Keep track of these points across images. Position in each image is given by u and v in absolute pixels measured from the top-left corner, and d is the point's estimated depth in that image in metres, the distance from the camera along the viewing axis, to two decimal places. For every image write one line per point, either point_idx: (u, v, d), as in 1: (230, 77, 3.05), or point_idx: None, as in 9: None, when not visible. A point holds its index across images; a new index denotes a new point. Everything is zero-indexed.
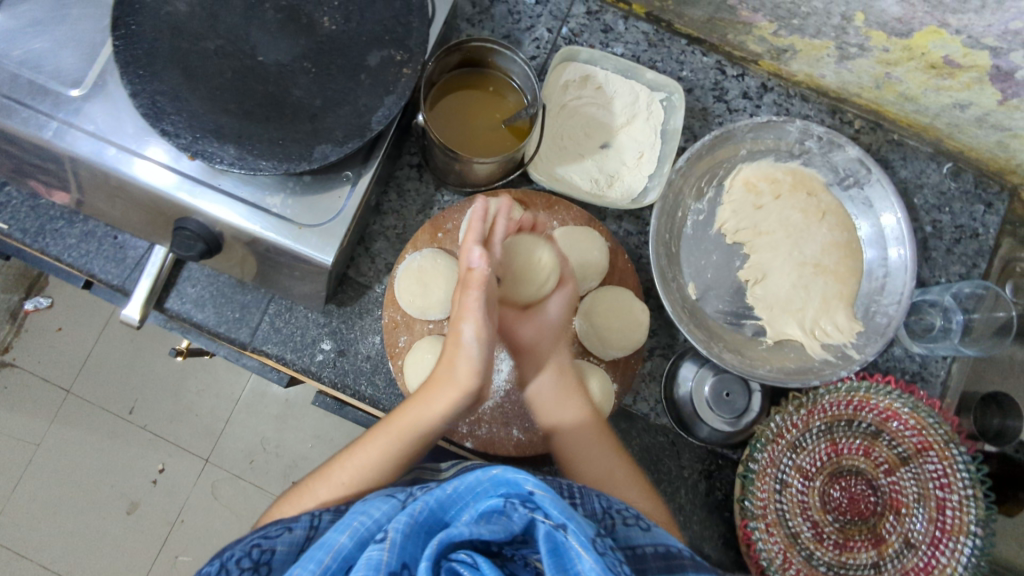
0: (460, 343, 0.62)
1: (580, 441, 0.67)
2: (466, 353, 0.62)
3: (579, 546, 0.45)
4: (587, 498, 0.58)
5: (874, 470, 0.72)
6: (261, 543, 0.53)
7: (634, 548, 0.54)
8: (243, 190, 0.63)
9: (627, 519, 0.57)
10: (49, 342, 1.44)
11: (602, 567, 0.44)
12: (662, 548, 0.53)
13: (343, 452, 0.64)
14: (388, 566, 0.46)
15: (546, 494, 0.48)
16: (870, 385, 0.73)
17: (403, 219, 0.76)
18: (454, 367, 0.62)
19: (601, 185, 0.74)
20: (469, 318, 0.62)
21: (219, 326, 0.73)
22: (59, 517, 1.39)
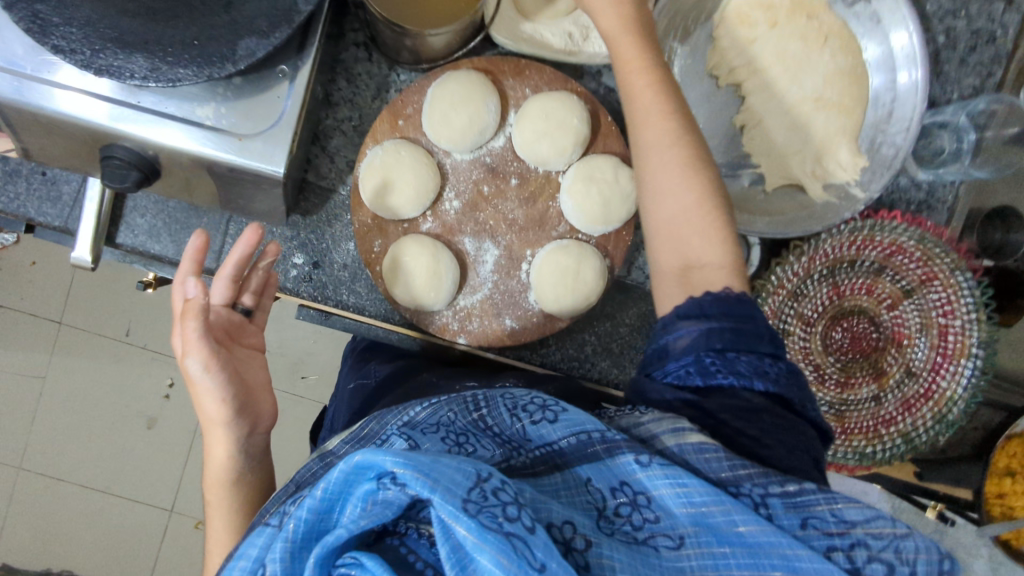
0: (193, 380, 0.53)
1: (662, 165, 0.55)
2: (203, 387, 0.53)
3: (449, 518, 0.37)
4: (494, 404, 0.50)
5: (877, 307, 0.71)
6: None
7: (552, 445, 0.47)
8: (168, 106, 0.55)
9: (536, 414, 0.49)
10: (26, 278, 1.40)
11: (477, 531, 0.36)
12: (580, 437, 0.46)
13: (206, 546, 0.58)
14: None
15: (407, 470, 0.38)
16: (874, 223, 0.71)
17: (358, 109, 0.68)
18: (203, 407, 0.54)
19: (576, 37, 0.65)
20: (189, 350, 0.52)
21: (181, 255, 0.68)
22: (85, 440, 1.42)
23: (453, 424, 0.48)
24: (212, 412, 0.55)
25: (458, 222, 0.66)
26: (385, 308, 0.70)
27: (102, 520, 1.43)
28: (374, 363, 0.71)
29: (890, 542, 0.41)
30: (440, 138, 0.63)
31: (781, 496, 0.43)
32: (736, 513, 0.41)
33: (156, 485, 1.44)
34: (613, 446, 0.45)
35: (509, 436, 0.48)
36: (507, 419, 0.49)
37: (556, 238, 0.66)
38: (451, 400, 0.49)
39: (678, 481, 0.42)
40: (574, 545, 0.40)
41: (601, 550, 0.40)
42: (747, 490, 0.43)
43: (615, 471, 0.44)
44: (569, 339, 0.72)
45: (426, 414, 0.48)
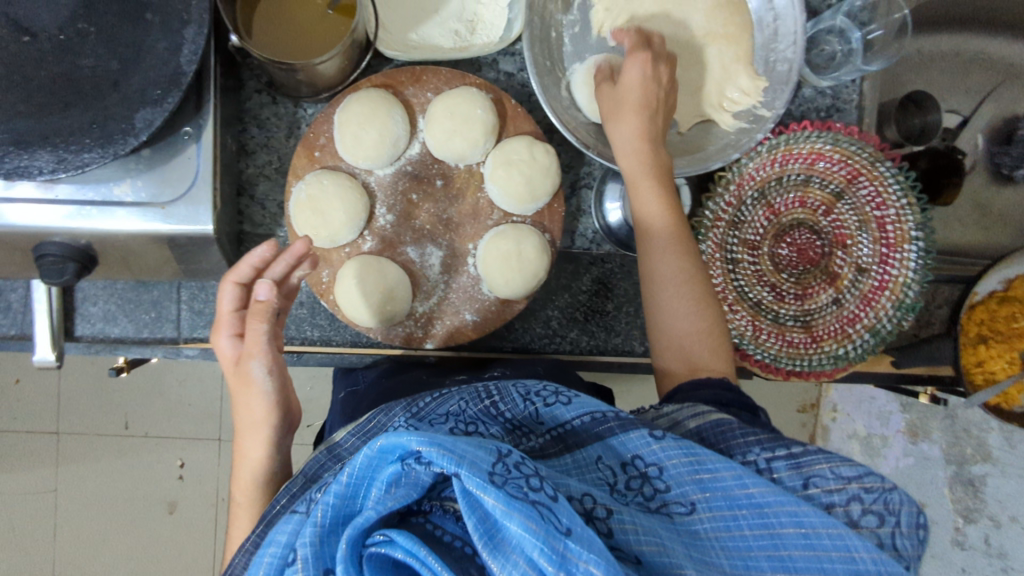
0: (250, 383, 0.58)
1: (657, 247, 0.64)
2: (258, 391, 0.58)
3: (478, 489, 0.38)
4: (505, 392, 0.52)
5: (814, 215, 0.73)
6: None
7: (566, 426, 0.50)
8: (85, 191, 0.57)
9: (550, 398, 0.52)
10: (14, 396, 1.40)
11: (505, 501, 0.37)
12: (594, 417, 0.49)
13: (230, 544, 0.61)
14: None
15: (431, 449, 0.39)
16: (790, 136, 0.72)
17: (275, 151, 0.69)
18: (251, 410, 0.59)
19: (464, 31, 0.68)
20: (254, 353, 0.57)
21: (141, 332, 0.69)
22: (112, 540, 1.43)
23: (464, 414, 0.50)
24: (257, 414, 0.59)
25: (396, 234, 0.67)
26: (351, 333, 0.72)
27: None
28: (360, 368, 0.73)
29: (879, 495, 0.44)
30: (358, 160, 0.65)
31: (787, 458, 0.47)
32: (747, 475, 0.44)
33: (193, 564, 1.45)
34: (626, 423, 0.48)
35: (520, 420, 0.51)
36: (520, 403, 0.51)
37: (492, 227, 0.68)
38: (462, 391, 0.52)
39: (690, 450, 0.46)
40: (596, 514, 0.42)
41: (623, 517, 0.42)
42: (756, 455, 0.48)
43: (628, 445, 0.47)
44: (533, 318, 0.75)
45: (437, 405, 0.50)
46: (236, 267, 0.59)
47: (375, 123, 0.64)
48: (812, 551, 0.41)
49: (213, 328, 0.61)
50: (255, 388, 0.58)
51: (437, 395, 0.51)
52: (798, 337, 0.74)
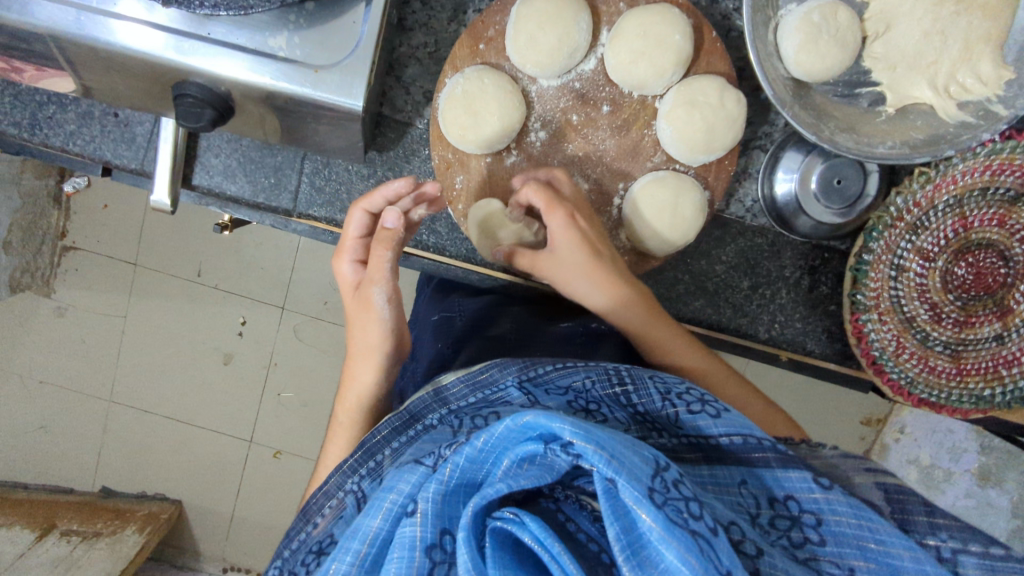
0: (370, 307, 0.60)
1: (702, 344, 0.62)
2: (377, 316, 0.60)
3: (633, 503, 0.32)
4: (641, 380, 0.45)
5: (1010, 240, 0.63)
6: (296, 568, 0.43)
7: (709, 440, 0.41)
8: (237, 36, 0.51)
9: (695, 404, 0.42)
10: (99, 220, 1.42)
11: (664, 525, 0.32)
12: (746, 441, 0.40)
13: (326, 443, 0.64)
14: (425, 544, 0.36)
15: (585, 445, 0.34)
16: (1018, 145, 0.62)
17: (433, 33, 0.62)
18: (366, 334, 0.61)
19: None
20: (377, 280, 0.59)
21: (257, 196, 0.65)
22: (168, 376, 1.48)
23: (588, 393, 0.44)
24: (370, 340, 0.61)
25: (545, 155, 0.61)
26: (467, 248, 0.67)
27: (189, 449, 1.51)
28: (456, 295, 0.72)
29: None
30: (525, 63, 0.58)
31: (979, 554, 0.40)
32: (928, 563, 0.37)
33: (235, 418, 1.49)
34: (787, 459, 0.39)
35: (654, 417, 0.44)
36: (656, 400, 0.44)
37: (651, 170, 0.61)
38: (590, 368, 0.45)
39: (864, 514, 0.38)
40: (743, 549, 0.36)
41: (774, 562, 0.36)
42: (934, 538, 0.41)
43: (783, 483, 0.39)
44: (660, 277, 0.68)
45: (560, 376, 0.45)
46: (367, 195, 0.59)
47: (552, 27, 0.56)
48: None
49: (335, 247, 0.62)
50: (375, 313, 0.60)
51: (562, 367, 0.45)
52: (943, 365, 0.65)
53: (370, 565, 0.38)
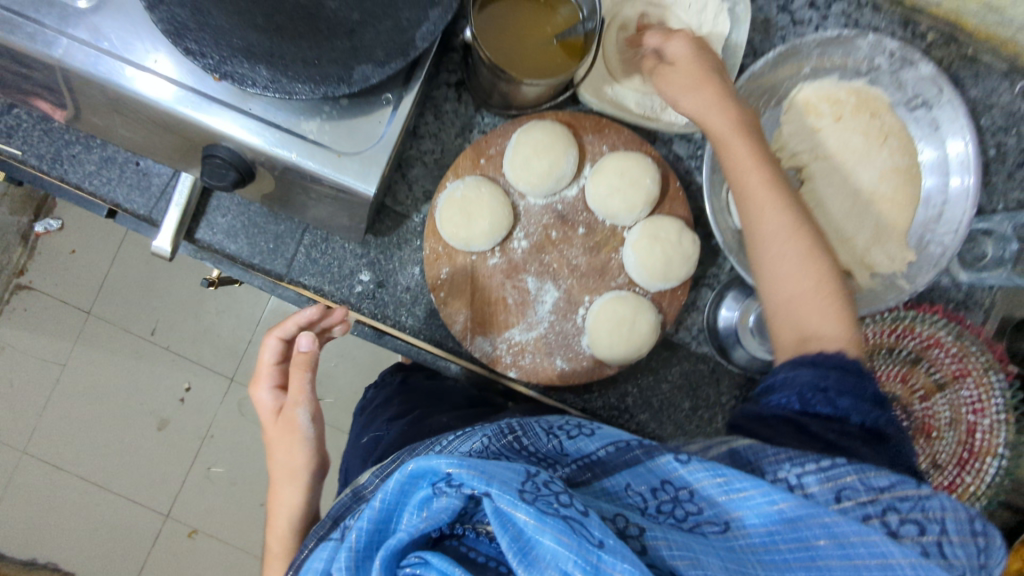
0: (294, 429, 0.63)
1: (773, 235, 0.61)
2: (301, 437, 0.62)
3: (510, 506, 0.38)
4: (529, 427, 0.51)
5: (910, 395, 0.73)
6: None
7: (591, 457, 0.48)
8: (275, 115, 0.59)
9: (573, 432, 0.51)
10: (63, 264, 1.41)
11: (534, 516, 0.37)
12: (618, 446, 0.48)
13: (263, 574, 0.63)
14: None
15: (460, 467, 0.40)
16: (916, 315, 0.73)
17: (441, 144, 0.72)
18: (294, 459, 0.63)
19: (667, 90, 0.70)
20: (300, 401, 0.62)
21: (254, 258, 0.70)
22: (93, 433, 1.42)
23: (489, 449, 0.48)
24: (297, 464, 0.63)
25: (524, 261, 0.68)
26: (440, 333, 0.72)
27: (94, 515, 1.41)
28: (383, 418, 0.71)
29: (915, 503, 0.42)
30: (519, 180, 0.67)
31: (816, 473, 0.44)
32: (777, 491, 0.41)
33: (156, 487, 1.43)
34: (650, 449, 0.46)
35: (544, 452, 0.49)
36: (542, 438, 0.51)
37: (615, 288, 0.69)
38: (485, 429, 0.50)
39: (717, 471, 0.43)
40: (629, 532, 0.41)
41: (655, 534, 0.41)
42: (786, 471, 0.45)
43: (655, 472, 0.45)
44: (612, 388, 0.74)
45: (460, 441, 0.49)
46: (279, 324, 0.65)
47: (550, 156, 0.66)
48: (849, 562, 0.38)
49: (253, 379, 0.67)
50: (296, 433, 0.62)
51: (460, 434, 0.50)
52: None
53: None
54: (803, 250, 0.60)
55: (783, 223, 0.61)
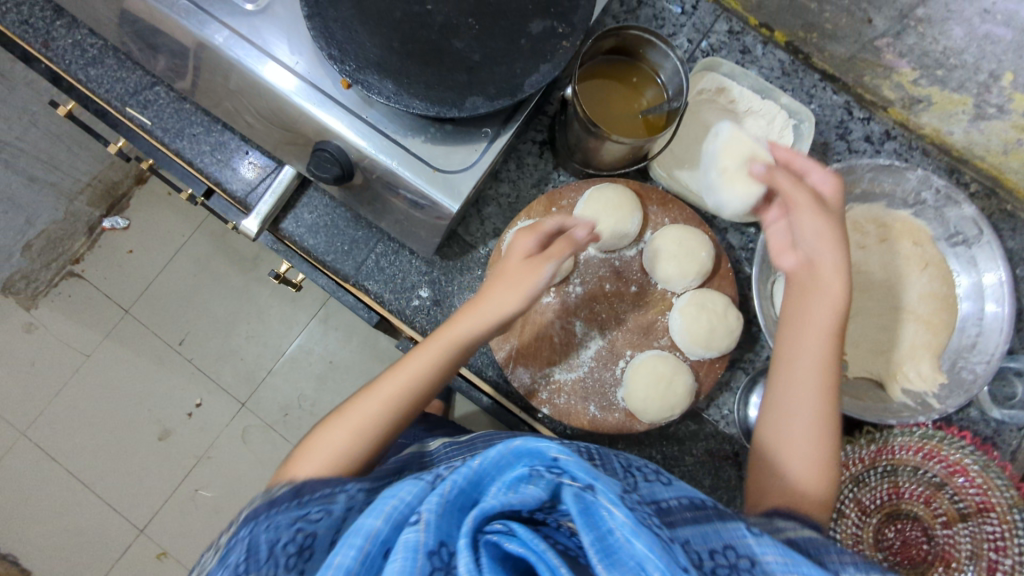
0: (531, 275, 0.58)
1: (799, 389, 0.57)
2: (523, 290, 0.58)
3: (610, 504, 0.38)
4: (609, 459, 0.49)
5: (931, 519, 0.71)
6: (305, 526, 0.45)
7: (661, 503, 0.46)
8: (388, 126, 0.66)
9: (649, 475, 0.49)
10: (118, 261, 1.47)
11: (635, 519, 0.37)
12: (693, 501, 0.46)
13: (331, 412, 0.57)
14: (426, 549, 0.39)
15: (572, 453, 0.40)
16: (944, 437, 0.72)
17: (517, 190, 0.78)
18: (499, 304, 0.58)
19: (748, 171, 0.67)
20: (550, 260, 0.58)
21: (327, 255, 0.75)
22: (95, 429, 1.41)
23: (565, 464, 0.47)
24: (507, 309, 0.58)
25: (576, 305, 0.72)
26: (481, 361, 0.74)
27: (69, 514, 1.37)
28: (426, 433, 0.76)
29: None
30: None
31: None
32: None
33: (139, 498, 1.40)
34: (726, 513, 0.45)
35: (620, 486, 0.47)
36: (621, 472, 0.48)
37: (657, 348, 0.73)
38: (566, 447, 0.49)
39: (790, 554, 0.41)
40: None
41: None
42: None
43: (725, 534, 0.43)
44: (637, 450, 0.75)
45: None
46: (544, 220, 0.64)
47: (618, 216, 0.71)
48: None
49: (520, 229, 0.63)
50: (533, 278, 0.58)
51: None
52: None
53: (371, 558, 0.40)
54: (825, 443, 0.56)
55: (813, 405, 0.57)
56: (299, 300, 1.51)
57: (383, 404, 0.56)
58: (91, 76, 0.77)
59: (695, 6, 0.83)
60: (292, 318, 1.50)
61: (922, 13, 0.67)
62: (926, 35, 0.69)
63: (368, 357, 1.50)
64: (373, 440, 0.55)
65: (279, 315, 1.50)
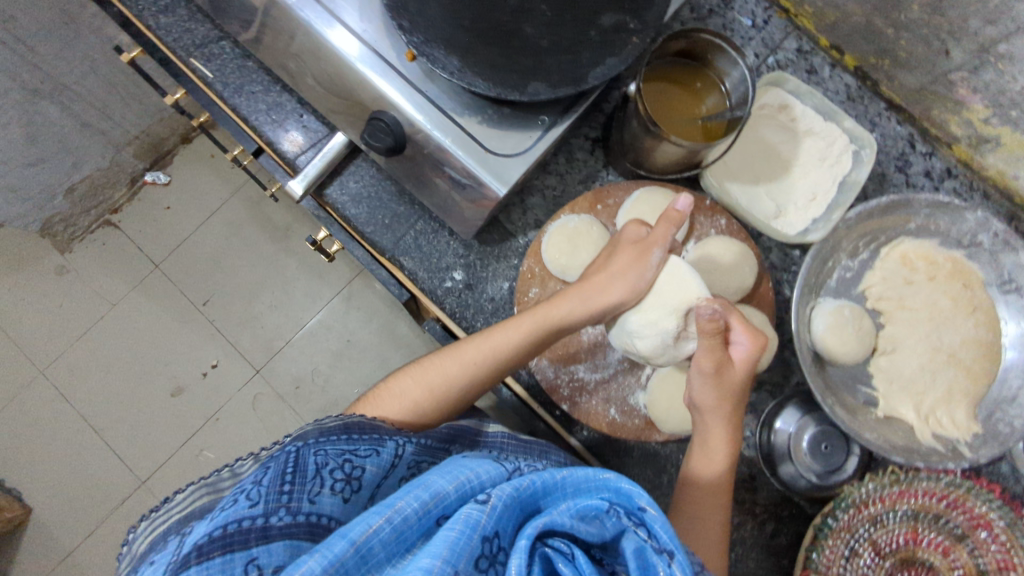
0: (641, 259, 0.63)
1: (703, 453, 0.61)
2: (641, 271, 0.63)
3: None
4: None
5: (947, 571, 0.66)
6: (354, 458, 0.46)
7: None
8: (446, 103, 0.65)
9: None
10: (155, 216, 1.50)
11: None
12: None
13: (407, 366, 0.61)
14: (483, 532, 0.38)
15: (661, 514, 0.40)
16: (972, 488, 0.68)
17: (563, 184, 0.78)
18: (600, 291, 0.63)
19: (674, 334, 0.63)
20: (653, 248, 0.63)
21: (367, 226, 0.75)
22: (110, 377, 1.43)
23: None
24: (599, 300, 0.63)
25: None
26: None
27: (76, 458, 1.39)
28: None
29: None
30: None
31: None
32: None
33: (143, 450, 1.41)
34: None
35: None
36: None
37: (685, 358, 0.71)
38: None
39: None
40: None
41: None
42: None
43: None
44: (652, 461, 0.72)
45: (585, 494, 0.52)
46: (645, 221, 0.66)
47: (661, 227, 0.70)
48: None
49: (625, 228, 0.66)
50: (640, 268, 0.63)
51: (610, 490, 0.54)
52: None
53: (428, 518, 0.40)
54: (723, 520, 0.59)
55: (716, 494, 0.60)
56: (326, 275, 1.51)
57: (463, 367, 0.59)
58: (161, 23, 0.78)
59: (766, 20, 0.83)
60: (317, 291, 1.50)
61: (1005, 48, 0.64)
62: (1003, 73, 0.66)
63: (386, 340, 1.50)
64: (445, 396, 0.59)
65: (304, 287, 1.50)
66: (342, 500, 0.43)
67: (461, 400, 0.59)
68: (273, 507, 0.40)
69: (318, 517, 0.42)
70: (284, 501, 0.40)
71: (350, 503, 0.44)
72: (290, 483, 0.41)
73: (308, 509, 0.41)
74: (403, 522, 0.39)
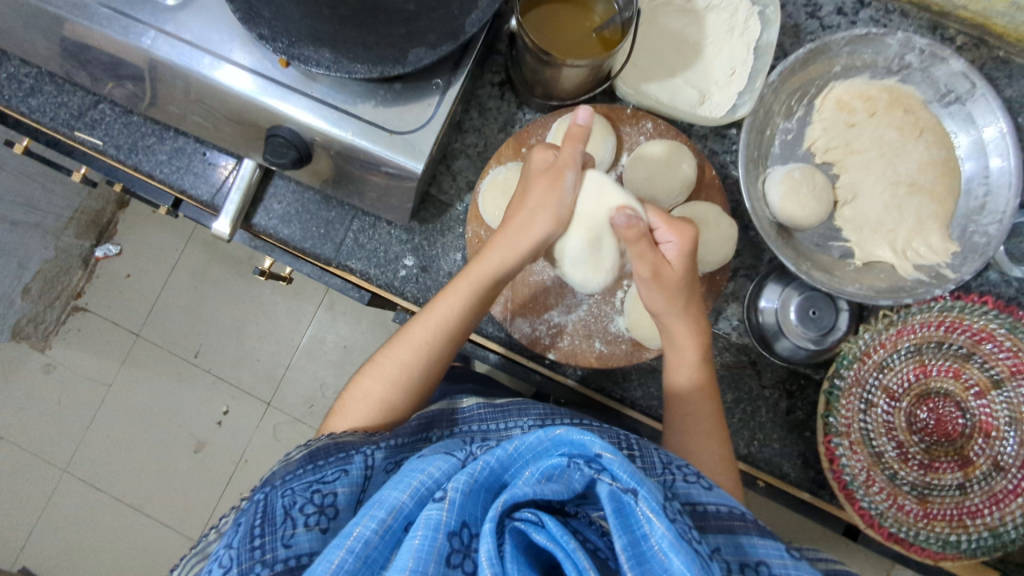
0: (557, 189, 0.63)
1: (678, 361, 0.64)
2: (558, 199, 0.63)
3: (652, 513, 0.39)
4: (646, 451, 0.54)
5: (963, 392, 0.66)
6: (321, 487, 0.49)
7: (697, 505, 0.48)
8: (336, 97, 0.62)
9: (690, 476, 0.51)
10: (118, 287, 1.47)
11: (674, 534, 0.38)
12: (728, 508, 0.48)
13: (363, 367, 0.63)
14: (447, 529, 0.41)
15: (617, 456, 0.42)
16: (964, 306, 0.67)
17: (484, 137, 0.76)
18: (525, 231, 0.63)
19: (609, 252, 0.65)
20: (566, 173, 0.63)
21: (305, 242, 0.74)
22: (131, 454, 1.44)
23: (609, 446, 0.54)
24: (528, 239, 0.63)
25: None
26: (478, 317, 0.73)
27: (127, 538, 1.42)
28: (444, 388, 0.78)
29: None
30: None
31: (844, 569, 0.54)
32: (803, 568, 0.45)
33: (188, 511, 1.44)
34: (764, 530, 0.47)
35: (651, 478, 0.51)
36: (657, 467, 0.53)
37: None
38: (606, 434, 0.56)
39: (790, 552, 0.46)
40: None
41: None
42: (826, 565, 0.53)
43: (756, 549, 0.46)
44: (651, 378, 0.73)
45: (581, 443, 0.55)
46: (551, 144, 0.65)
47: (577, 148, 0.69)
48: None
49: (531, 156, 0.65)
50: (558, 192, 0.63)
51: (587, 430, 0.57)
52: (910, 505, 0.67)
53: (393, 531, 0.42)
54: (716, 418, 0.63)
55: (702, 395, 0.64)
56: (301, 292, 1.49)
57: (416, 351, 0.61)
58: (32, 106, 0.75)
59: None
60: (299, 310, 1.49)
61: None
62: None
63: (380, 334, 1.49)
64: (410, 383, 0.61)
65: (284, 311, 1.49)
66: (318, 533, 0.47)
67: (424, 382, 0.62)
68: (248, 565, 0.44)
69: (296, 558, 0.45)
70: (257, 556, 0.44)
71: (330, 531, 0.48)
72: (258, 538, 0.45)
73: (283, 556, 0.45)
74: (365, 547, 0.41)
